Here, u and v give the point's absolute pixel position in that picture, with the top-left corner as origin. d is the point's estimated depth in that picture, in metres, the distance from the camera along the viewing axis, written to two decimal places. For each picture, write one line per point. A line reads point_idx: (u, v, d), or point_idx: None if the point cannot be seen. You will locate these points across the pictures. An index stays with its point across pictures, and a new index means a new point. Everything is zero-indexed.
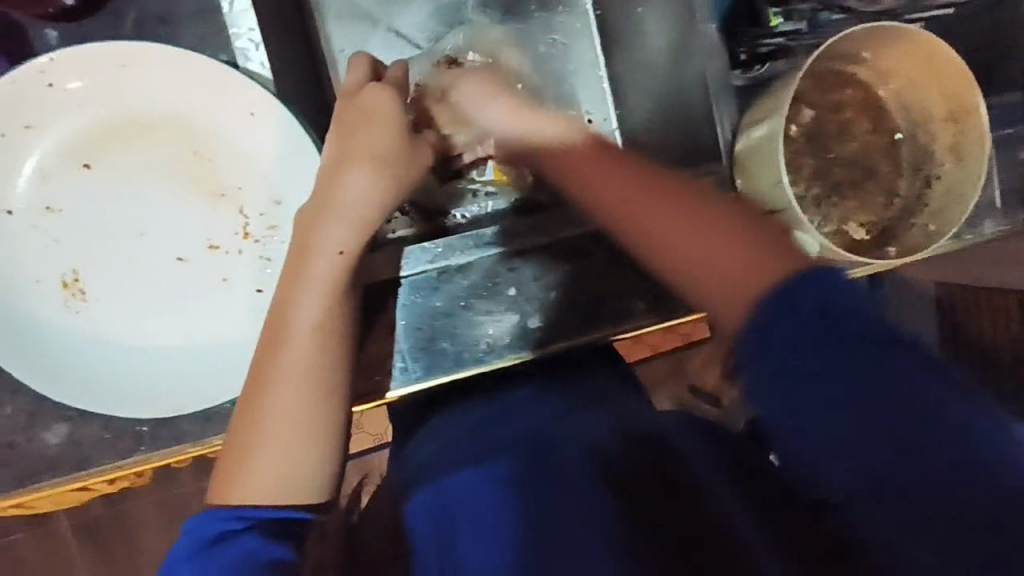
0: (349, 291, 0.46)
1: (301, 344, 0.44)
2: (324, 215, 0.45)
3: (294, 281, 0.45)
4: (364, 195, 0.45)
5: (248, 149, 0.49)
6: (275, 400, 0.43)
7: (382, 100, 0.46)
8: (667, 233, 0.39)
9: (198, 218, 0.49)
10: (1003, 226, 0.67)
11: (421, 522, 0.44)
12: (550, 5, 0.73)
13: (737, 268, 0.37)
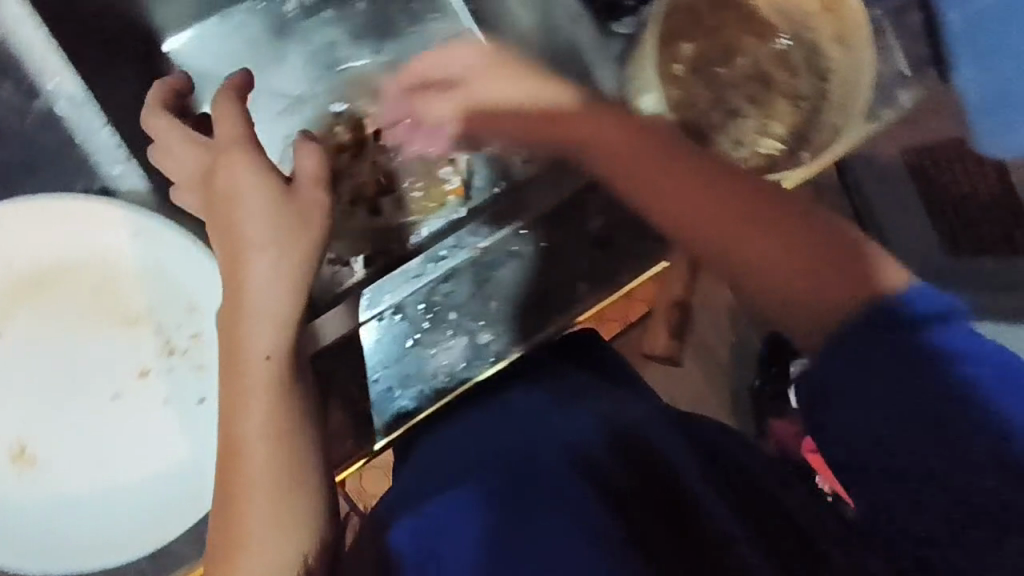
0: (291, 383, 0.44)
1: (261, 445, 0.43)
2: (243, 318, 0.43)
3: (231, 390, 0.44)
4: (271, 287, 0.43)
5: (145, 269, 0.49)
6: (245, 506, 0.43)
7: (244, 176, 0.43)
8: (756, 267, 0.46)
9: (122, 351, 0.49)
10: (918, 91, 0.65)
11: (406, 551, 0.44)
12: (422, 15, 0.78)
13: (794, 280, 0.45)
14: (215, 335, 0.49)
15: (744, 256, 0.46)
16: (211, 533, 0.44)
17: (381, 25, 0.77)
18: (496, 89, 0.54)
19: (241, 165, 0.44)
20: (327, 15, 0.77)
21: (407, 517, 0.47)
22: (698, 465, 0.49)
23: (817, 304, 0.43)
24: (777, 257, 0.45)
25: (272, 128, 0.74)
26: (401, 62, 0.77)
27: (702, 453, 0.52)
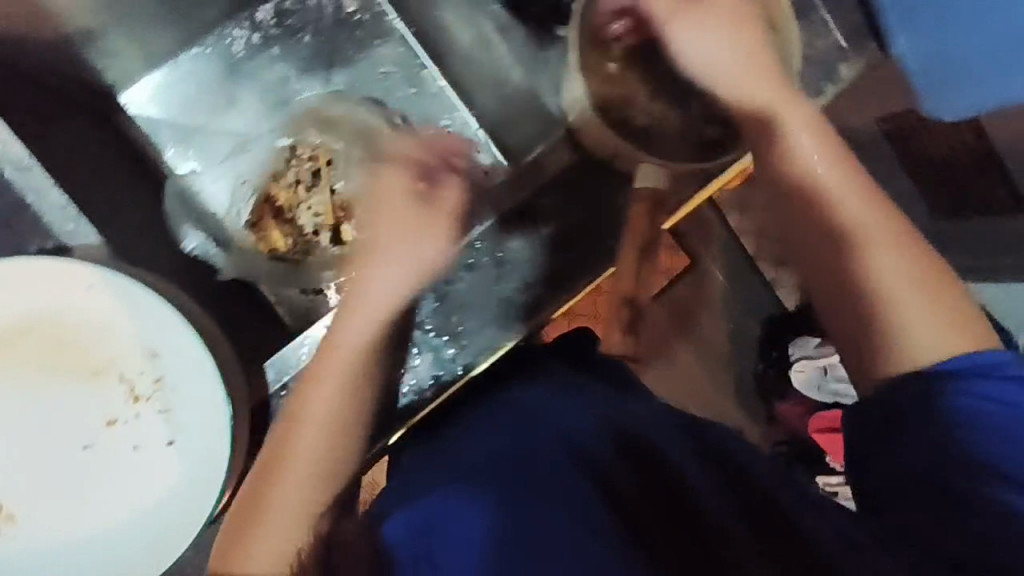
0: (365, 380, 0.51)
1: (317, 424, 0.50)
2: (353, 308, 0.52)
3: (315, 381, 0.51)
4: (380, 282, 0.52)
5: (101, 320, 0.50)
6: (282, 486, 0.49)
7: (394, 180, 0.53)
8: (847, 301, 0.51)
9: (89, 403, 0.50)
10: (858, 63, 0.66)
11: (400, 540, 0.46)
12: (369, 41, 0.79)
13: (890, 315, 0.50)
14: (178, 377, 0.50)
15: (843, 290, 0.51)
16: (241, 501, 0.49)
17: (330, 54, 0.79)
18: (748, 74, 0.55)
19: (396, 174, 0.54)
20: (275, 51, 0.78)
21: (403, 511, 0.48)
22: (698, 463, 0.53)
23: (892, 341, 0.49)
24: (864, 303, 0.50)
25: (226, 172, 0.75)
26: (355, 88, 0.79)
27: (700, 450, 0.55)
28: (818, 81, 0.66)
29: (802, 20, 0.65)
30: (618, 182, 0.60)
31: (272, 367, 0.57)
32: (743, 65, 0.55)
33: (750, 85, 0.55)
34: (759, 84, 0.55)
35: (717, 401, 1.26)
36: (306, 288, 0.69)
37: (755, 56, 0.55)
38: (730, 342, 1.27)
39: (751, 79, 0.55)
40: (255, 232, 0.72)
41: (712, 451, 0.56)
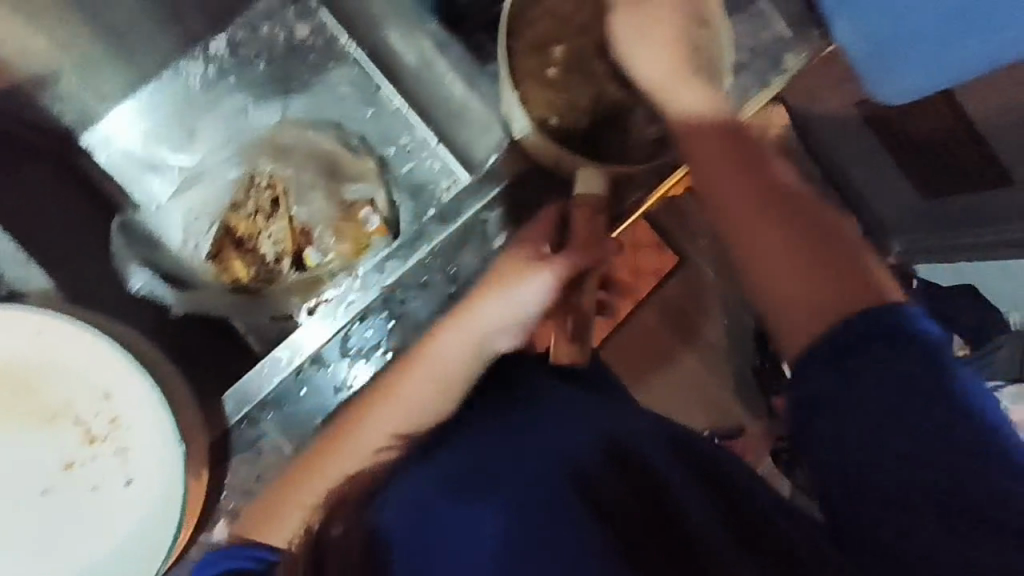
0: (452, 386, 0.56)
1: (398, 410, 0.55)
2: (475, 310, 0.56)
3: (417, 367, 0.56)
4: (484, 321, 0.56)
5: (52, 364, 0.50)
6: (338, 463, 0.54)
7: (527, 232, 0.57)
8: (768, 265, 0.47)
9: (47, 447, 0.50)
10: (805, 52, 0.65)
11: (395, 532, 0.42)
12: (322, 65, 0.80)
13: (809, 271, 0.46)
14: (132, 416, 0.50)
15: (760, 256, 0.47)
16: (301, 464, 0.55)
17: (286, 80, 0.79)
18: (673, 73, 0.53)
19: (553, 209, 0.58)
20: (231, 81, 0.79)
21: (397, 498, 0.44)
22: (689, 478, 0.51)
23: (808, 297, 0.45)
24: (783, 266, 0.46)
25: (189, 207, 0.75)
26: (313, 113, 0.80)
27: (689, 463, 0.53)
28: (765, 73, 0.65)
29: (743, 13, 0.66)
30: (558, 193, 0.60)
31: (230, 398, 0.57)
32: (671, 68, 0.53)
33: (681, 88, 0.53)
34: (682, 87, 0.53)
35: (714, 397, 1.25)
36: (276, 315, 0.68)
37: (678, 56, 0.53)
38: (725, 337, 1.25)
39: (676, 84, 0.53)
40: (217, 264, 0.72)
41: (703, 465, 0.54)
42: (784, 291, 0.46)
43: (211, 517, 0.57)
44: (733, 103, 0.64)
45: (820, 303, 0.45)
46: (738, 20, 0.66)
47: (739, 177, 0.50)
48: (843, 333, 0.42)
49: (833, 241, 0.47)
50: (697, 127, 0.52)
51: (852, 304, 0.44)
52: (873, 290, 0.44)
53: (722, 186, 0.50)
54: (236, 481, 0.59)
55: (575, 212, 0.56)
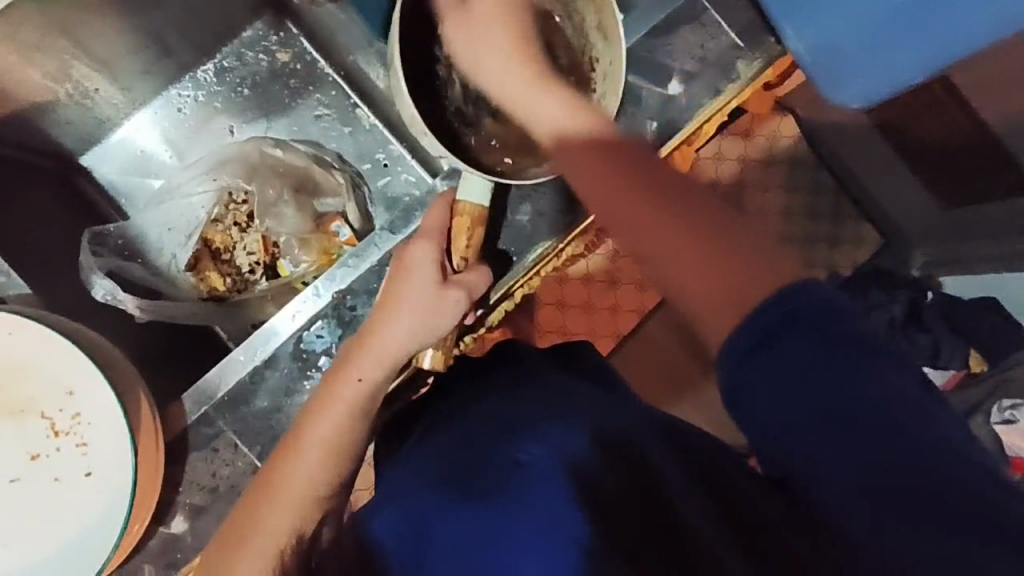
0: (365, 414, 0.55)
1: (316, 452, 0.53)
2: (370, 342, 0.56)
3: (321, 404, 0.55)
4: (398, 345, 0.56)
5: (22, 362, 0.55)
6: (276, 509, 0.51)
7: (424, 254, 0.57)
8: (676, 267, 0.48)
9: (17, 439, 0.55)
10: (757, 60, 0.65)
11: (388, 536, 0.48)
12: (303, 88, 0.85)
13: (711, 267, 0.47)
14: (93, 409, 0.54)
15: (669, 257, 0.49)
16: (236, 516, 0.52)
17: (270, 103, 0.85)
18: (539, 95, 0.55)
19: (437, 214, 0.59)
20: (218, 105, 0.85)
21: (392, 505, 0.50)
22: (670, 459, 0.49)
23: (717, 301, 0.46)
24: (692, 267, 0.48)
25: (162, 217, 0.77)
26: (293, 131, 0.85)
27: (666, 453, 0.49)
28: (717, 82, 0.66)
29: (693, 22, 0.65)
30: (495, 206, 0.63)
31: (191, 395, 0.59)
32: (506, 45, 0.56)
33: (498, 63, 0.56)
34: (501, 63, 0.56)
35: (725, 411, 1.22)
36: (254, 322, 0.75)
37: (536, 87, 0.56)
38: None
39: (511, 75, 0.55)
40: (195, 275, 0.76)
41: (677, 449, 0.51)
42: (692, 301, 0.48)
43: (169, 512, 0.59)
44: (679, 115, 0.65)
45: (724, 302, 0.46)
46: (689, 29, 0.65)
47: (634, 198, 0.50)
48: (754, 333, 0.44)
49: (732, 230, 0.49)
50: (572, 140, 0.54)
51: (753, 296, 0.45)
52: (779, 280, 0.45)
53: (627, 221, 0.50)
54: (192, 478, 0.59)
55: (465, 224, 0.59)
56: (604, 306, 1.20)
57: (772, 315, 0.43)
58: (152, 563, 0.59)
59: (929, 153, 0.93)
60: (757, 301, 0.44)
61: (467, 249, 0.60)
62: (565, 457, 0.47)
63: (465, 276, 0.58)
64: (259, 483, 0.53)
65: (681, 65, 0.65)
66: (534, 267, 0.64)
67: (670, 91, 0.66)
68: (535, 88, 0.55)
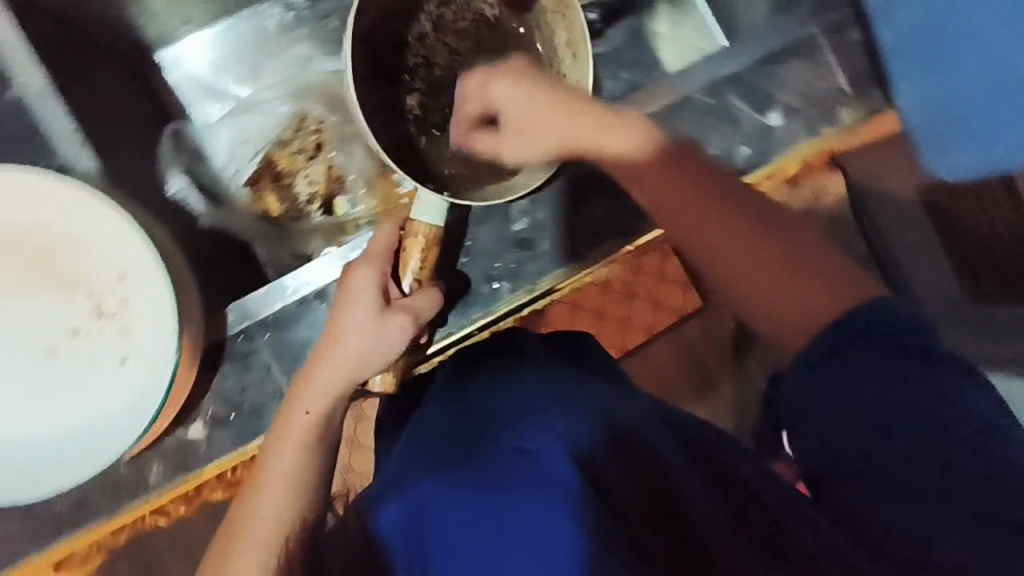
0: (318, 444, 0.55)
1: (278, 487, 0.53)
2: (312, 377, 0.56)
3: (272, 442, 0.55)
4: (341, 371, 0.56)
5: (84, 237, 0.54)
6: (244, 543, 0.51)
7: (366, 284, 0.56)
8: (762, 286, 0.50)
9: (61, 311, 0.54)
10: (861, 111, 0.66)
11: (396, 537, 0.43)
12: None
13: (789, 282, 0.50)
14: (142, 299, 0.54)
15: (754, 277, 0.50)
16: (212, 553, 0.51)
17: None
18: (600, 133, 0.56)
19: (383, 242, 0.59)
20: (302, 32, 0.84)
21: (397, 498, 0.45)
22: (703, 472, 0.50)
23: (798, 314, 0.49)
24: (779, 280, 0.50)
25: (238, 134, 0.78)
26: None
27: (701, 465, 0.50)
28: (816, 124, 0.66)
29: (806, 59, 0.65)
30: (540, 207, 0.64)
31: (235, 309, 0.59)
32: (556, 110, 0.58)
33: (547, 132, 0.58)
34: (554, 130, 0.58)
35: None
36: (297, 254, 0.73)
37: (581, 122, 0.57)
38: (734, 386, 1.25)
39: (562, 129, 0.58)
40: (252, 191, 0.75)
41: None
42: (770, 316, 0.50)
43: (190, 415, 0.59)
44: (772, 148, 0.66)
45: (808, 317, 0.49)
46: (800, 64, 0.65)
47: (709, 219, 0.52)
48: (833, 336, 0.47)
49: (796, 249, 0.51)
50: (642, 168, 0.55)
51: (832, 307, 0.48)
52: (844, 290, 0.49)
53: (710, 240, 0.52)
54: (220, 390, 0.59)
55: (418, 252, 0.59)
56: (617, 317, 1.20)
57: (833, 335, 0.47)
58: (162, 462, 0.59)
59: None
60: (834, 312, 0.48)
61: (421, 270, 0.59)
62: (572, 447, 0.44)
63: (415, 298, 0.57)
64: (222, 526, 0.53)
65: (785, 98, 0.65)
66: (591, 264, 0.65)
67: (768, 121, 0.65)
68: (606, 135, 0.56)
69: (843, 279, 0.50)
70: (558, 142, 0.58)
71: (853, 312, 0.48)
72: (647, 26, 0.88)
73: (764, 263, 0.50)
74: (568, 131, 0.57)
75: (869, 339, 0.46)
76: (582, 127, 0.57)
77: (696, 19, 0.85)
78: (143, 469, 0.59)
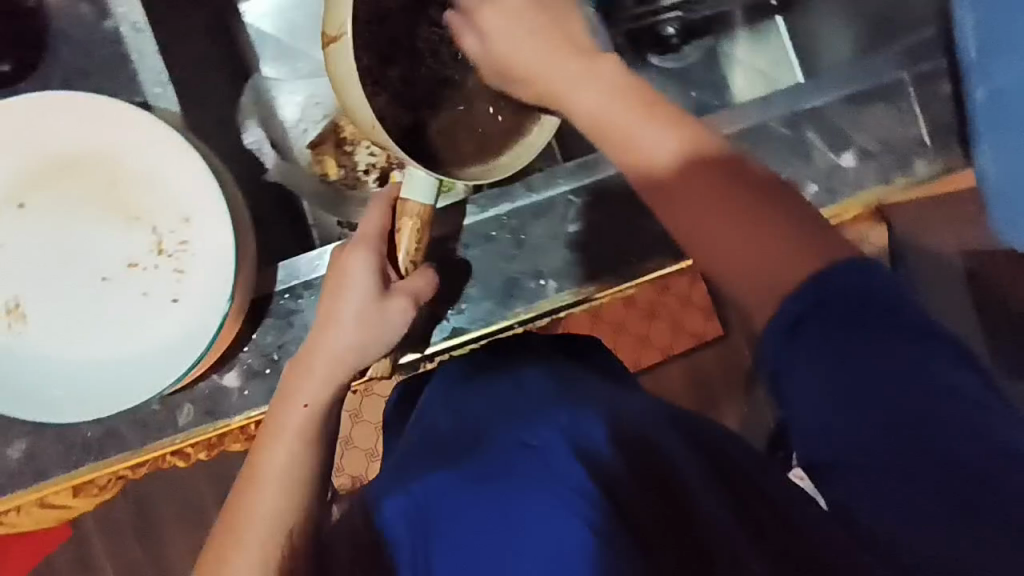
0: (316, 439, 0.54)
1: (274, 479, 0.52)
2: (310, 368, 0.55)
3: (270, 433, 0.54)
4: (343, 357, 0.55)
5: (156, 174, 0.55)
6: (245, 533, 0.50)
7: (361, 266, 0.55)
8: (719, 244, 0.43)
9: (121, 242, 0.55)
10: (938, 164, 0.65)
11: (397, 526, 0.46)
12: None
13: (752, 239, 0.42)
14: (203, 244, 0.55)
15: (707, 234, 0.44)
16: (215, 537, 0.51)
17: None
18: (568, 61, 0.50)
19: (374, 224, 0.56)
20: None
21: (402, 491, 0.47)
22: None
23: (758, 275, 0.42)
24: (739, 236, 0.43)
25: (316, 104, 0.77)
26: None
27: None
28: (890, 171, 0.65)
29: (891, 104, 0.64)
30: (588, 215, 0.63)
31: (285, 268, 0.60)
32: (530, 35, 0.52)
33: (525, 48, 0.52)
34: (531, 48, 0.52)
35: None
36: (345, 223, 0.72)
37: (554, 43, 0.51)
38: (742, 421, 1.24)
39: (539, 47, 0.51)
40: (314, 154, 0.75)
41: None
42: (729, 277, 0.43)
43: (226, 364, 0.60)
44: (842, 188, 0.65)
45: (768, 280, 0.41)
46: (883, 108, 0.64)
47: (667, 168, 0.45)
48: (789, 303, 0.40)
49: (770, 202, 0.44)
50: (597, 97, 0.48)
51: (797, 271, 0.41)
52: (820, 251, 0.41)
53: (664, 191, 0.45)
54: (260, 343, 0.60)
55: (409, 236, 0.56)
56: (635, 334, 1.20)
57: (795, 300, 0.40)
58: (193, 405, 0.60)
59: (1013, 314, 0.94)
60: (797, 276, 0.41)
61: (415, 252, 0.57)
62: (575, 443, 0.46)
63: (412, 281, 0.57)
64: (225, 511, 0.52)
65: (862, 140, 0.64)
66: (643, 276, 0.64)
67: (841, 161, 0.64)
68: (570, 63, 0.50)
69: (823, 240, 0.42)
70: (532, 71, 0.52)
71: (808, 270, 0.40)
72: (723, 47, 0.86)
73: (726, 218, 0.43)
74: (545, 54, 0.51)
75: (837, 306, 0.39)
76: (555, 42, 0.51)
77: (777, 48, 0.86)
78: (174, 409, 0.60)
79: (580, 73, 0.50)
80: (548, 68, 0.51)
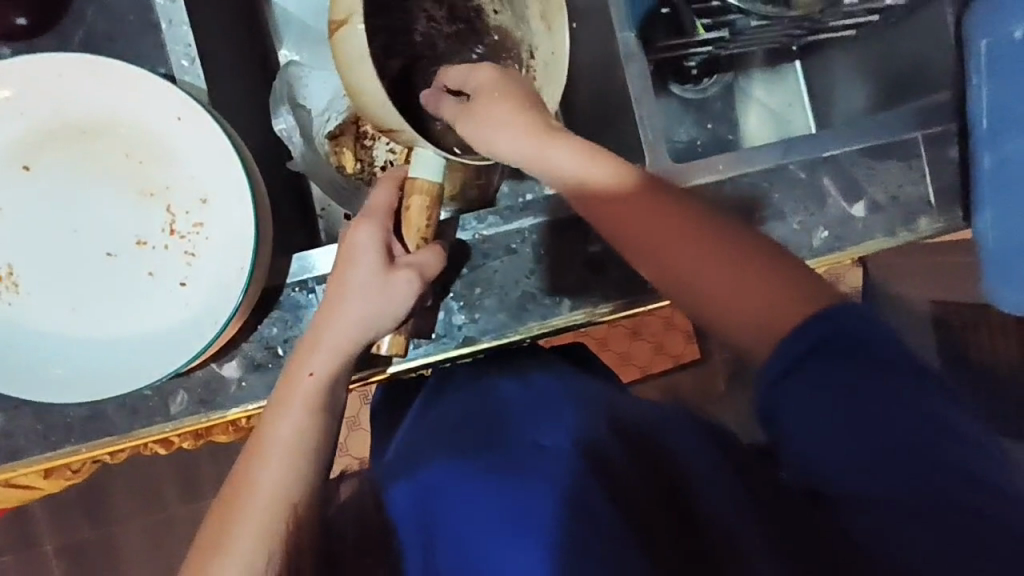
0: (326, 409, 0.49)
1: (278, 451, 0.47)
2: (319, 336, 0.50)
3: (275, 403, 0.49)
4: (351, 328, 0.50)
5: (175, 150, 0.53)
6: (246, 508, 0.45)
7: (367, 240, 0.51)
8: (721, 294, 0.43)
9: (130, 216, 0.52)
10: (940, 223, 0.67)
11: (404, 515, 0.50)
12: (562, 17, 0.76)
13: (752, 287, 0.43)
14: (218, 228, 0.53)
15: (709, 288, 0.44)
16: (212, 513, 0.46)
17: None
18: (540, 135, 0.49)
19: (383, 197, 0.53)
20: None
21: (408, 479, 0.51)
22: None
23: (762, 317, 0.42)
24: (738, 282, 0.43)
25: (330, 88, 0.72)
26: None
27: None
28: (897, 224, 0.67)
29: (902, 161, 0.67)
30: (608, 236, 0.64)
31: (298, 261, 0.58)
32: (505, 101, 0.50)
33: (497, 123, 0.49)
34: (501, 123, 0.49)
35: None
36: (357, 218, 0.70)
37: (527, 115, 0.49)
38: None
39: (509, 123, 0.49)
40: (332, 145, 0.70)
41: None
42: (734, 326, 0.43)
43: (226, 354, 0.57)
44: (850, 235, 0.66)
45: (772, 327, 0.41)
46: (895, 164, 0.67)
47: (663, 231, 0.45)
48: (798, 342, 0.40)
49: (759, 252, 0.44)
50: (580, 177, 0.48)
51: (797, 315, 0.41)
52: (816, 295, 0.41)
53: (660, 252, 0.45)
54: (265, 335, 0.58)
55: (422, 207, 0.52)
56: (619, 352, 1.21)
57: (804, 333, 0.39)
58: (187, 393, 0.57)
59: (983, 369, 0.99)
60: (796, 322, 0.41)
61: (426, 227, 0.53)
62: (577, 437, 0.48)
63: (422, 253, 0.52)
64: (223, 490, 0.47)
65: (873, 192, 0.67)
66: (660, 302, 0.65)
67: (853, 211, 0.66)
68: (544, 133, 0.49)
69: (813, 283, 0.42)
70: (507, 148, 0.50)
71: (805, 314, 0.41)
72: (742, 84, 0.88)
73: (725, 267, 0.44)
74: (517, 128, 0.49)
75: (836, 341, 0.39)
76: (527, 117, 0.49)
77: (789, 92, 0.89)
78: (166, 395, 0.57)
79: (555, 147, 0.48)
80: (522, 148, 0.49)
